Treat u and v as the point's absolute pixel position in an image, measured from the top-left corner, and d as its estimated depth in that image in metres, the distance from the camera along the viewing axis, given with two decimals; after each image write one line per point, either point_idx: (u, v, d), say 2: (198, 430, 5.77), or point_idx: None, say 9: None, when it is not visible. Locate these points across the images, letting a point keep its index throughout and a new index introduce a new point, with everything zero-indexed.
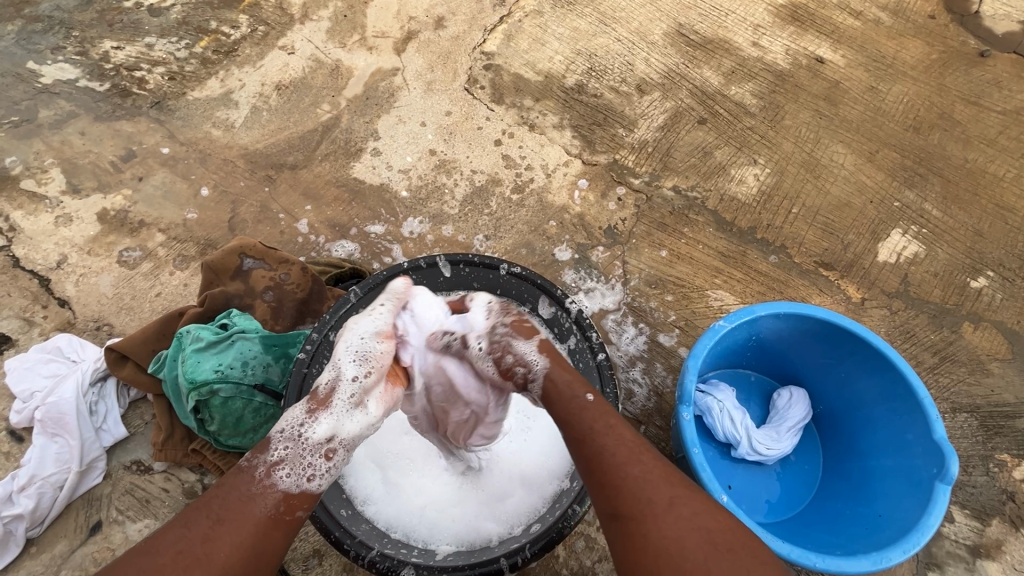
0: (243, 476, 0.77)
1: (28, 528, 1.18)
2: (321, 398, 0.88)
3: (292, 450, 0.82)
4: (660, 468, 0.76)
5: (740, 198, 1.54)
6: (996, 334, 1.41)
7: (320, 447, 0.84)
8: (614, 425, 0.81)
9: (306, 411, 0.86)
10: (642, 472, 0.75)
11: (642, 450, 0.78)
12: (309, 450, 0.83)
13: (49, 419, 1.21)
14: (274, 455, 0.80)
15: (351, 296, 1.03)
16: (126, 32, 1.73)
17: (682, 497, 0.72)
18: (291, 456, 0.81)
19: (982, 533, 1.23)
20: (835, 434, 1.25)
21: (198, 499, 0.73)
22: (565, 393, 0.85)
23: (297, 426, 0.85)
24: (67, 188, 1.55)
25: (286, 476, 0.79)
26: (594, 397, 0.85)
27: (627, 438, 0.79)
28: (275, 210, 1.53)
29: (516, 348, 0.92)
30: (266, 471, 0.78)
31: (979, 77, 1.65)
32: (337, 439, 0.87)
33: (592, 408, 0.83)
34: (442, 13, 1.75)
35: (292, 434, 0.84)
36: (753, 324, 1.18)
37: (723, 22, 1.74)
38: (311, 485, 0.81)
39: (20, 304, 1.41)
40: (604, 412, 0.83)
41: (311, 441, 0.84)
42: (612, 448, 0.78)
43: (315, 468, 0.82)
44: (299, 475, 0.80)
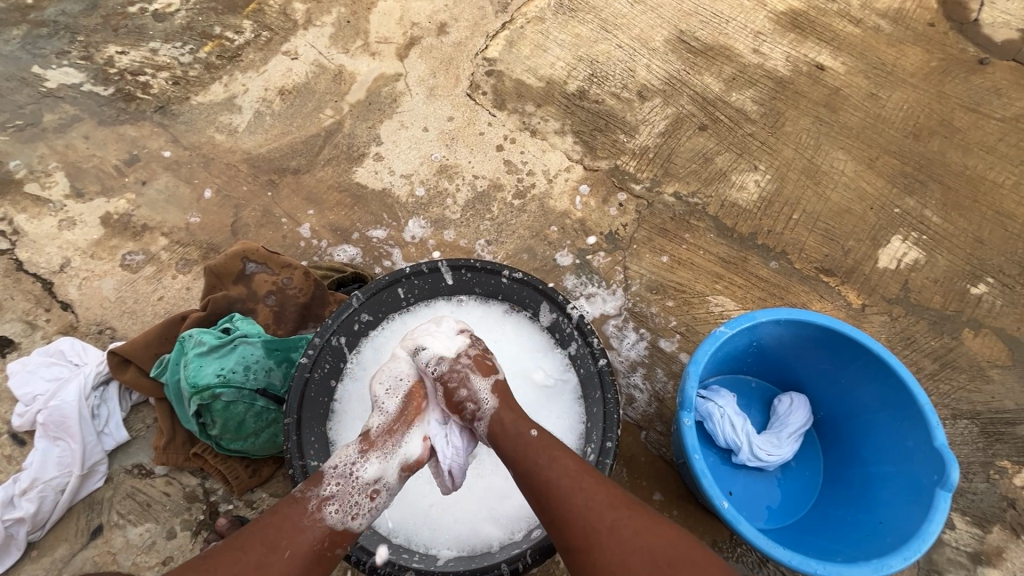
0: (297, 507, 0.84)
1: (30, 532, 1.18)
2: (373, 439, 0.94)
3: (342, 486, 0.88)
4: (602, 492, 0.80)
5: (740, 204, 1.54)
6: (997, 340, 1.41)
7: (367, 487, 0.90)
8: (556, 457, 0.84)
9: (358, 450, 0.92)
10: (585, 502, 0.79)
11: (584, 476, 0.82)
12: (357, 488, 0.89)
13: (51, 422, 1.21)
14: (326, 489, 0.86)
15: (354, 301, 1.03)
16: (130, 37, 1.74)
17: (624, 519, 0.77)
18: (340, 493, 0.87)
19: (983, 540, 1.23)
20: (837, 441, 1.25)
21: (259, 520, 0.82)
22: (511, 431, 0.90)
23: (350, 463, 0.90)
24: (71, 192, 1.56)
25: (334, 511, 0.85)
26: (537, 432, 0.88)
27: (571, 466, 0.83)
28: (278, 214, 1.54)
29: (472, 383, 0.97)
30: (317, 505, 0.85)
31: (979, 84, 1.66)
32: (385, 480, 0.92)
33: (534, 443, 0.87)
34: (444, 19, 1.76)
35: (345, 470, 0.89)
36: (754, 330, 1.18)
37: (723, 29, 1.75)
38: (354, 524, 0.86)
39: (23, 308, 1.42)
40: (548, 445, 0.86)
41: (360, 479, 0.90)
42: (554, 482, 0.81)
43: (361, 506, 0.88)
44: (345, 512, 0.86)
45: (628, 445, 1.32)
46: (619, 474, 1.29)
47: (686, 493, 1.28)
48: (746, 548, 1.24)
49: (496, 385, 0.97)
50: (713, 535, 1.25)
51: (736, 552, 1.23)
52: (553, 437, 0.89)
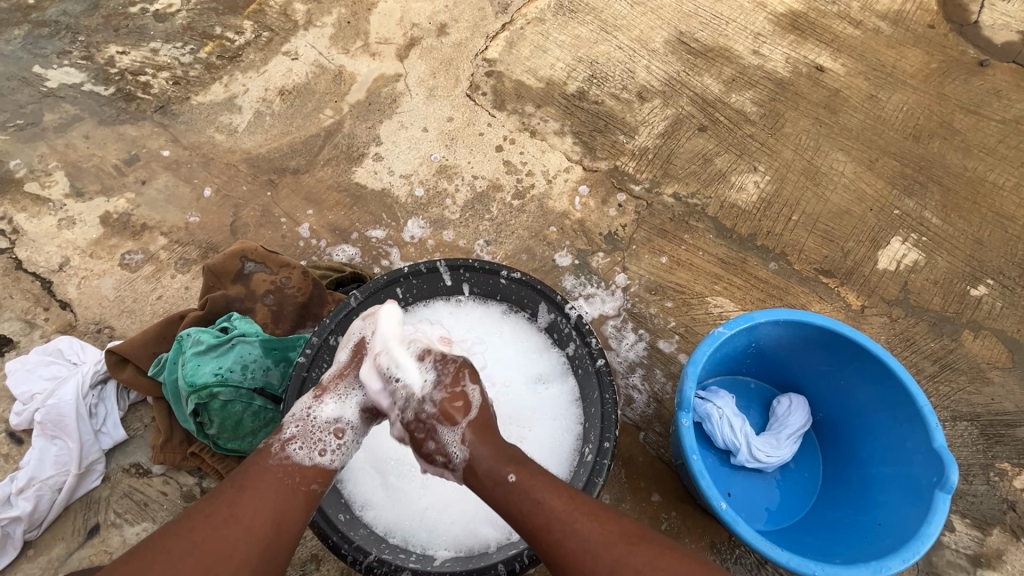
0: (260, 453, 0.87)
1: (26, 531, 1.18)
2: (325, 382, 0.97)
3: (302, 428, 0.90)
4: (597, 530, 0.78)
5: (740, 205, 1.54)
6: (997, 342, 1.41)
7: (330, 426, 0.93)
8: (541, 500, 0.80)
9: (313, 396, 0.95)
10: (581, 544, 0.76)
11: (575, 516, 0.79)
12: (320, 427, 0.92)
13: (48, 421, 1.21)
14: (287, 432, 0.89)
15: (352, 300, 1.03)
16: (131, 37, 1.74)
17: (625, 557, 0.75)
18: (301, 433, 0.90)
19: (982, 543, 1.23)
20: (836, 443, 1.25)
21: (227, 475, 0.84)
22: (489, 478, 0.85)
23: (306, 408, 0.93)
24: (70, 191, 1.56)
25: (298, 449, 0.88)
26: (516, 476, 0.83)
27: (559, 507, 0.80)
28: (277, 214, 1.54)
29: (439, 435, 0.90)
30: (281, 446, 0.88)
31: (979, 86, 1.66)
32: (345, 419, 0.95)
33: (517, 488, 0.82)
34: (445, 20, 1.76)
35: (302, 416, 0.92)
36: (752, 330, 1.18)
37: (723, 31, 1.75)
38: (325, 459, 0.90)
39: (22, 307, 1.42)
40: (532, 485, 0.82)
41: (320, 419, 0.92)
42: (546, 526, 0.79)
43: (327, 442, 0.91)
44: (310, 449, 0.89)
45: (626, 446, 1.32)
46: (617, 474, 1.29)
47: (685, 494, 1.27)
48: (744, 550, 1.24)
49: (467, 431, 0.89)
50: (711, 537, 1.24)
51: (734, 554, 1.23)
52: (534, 473, 0.84)
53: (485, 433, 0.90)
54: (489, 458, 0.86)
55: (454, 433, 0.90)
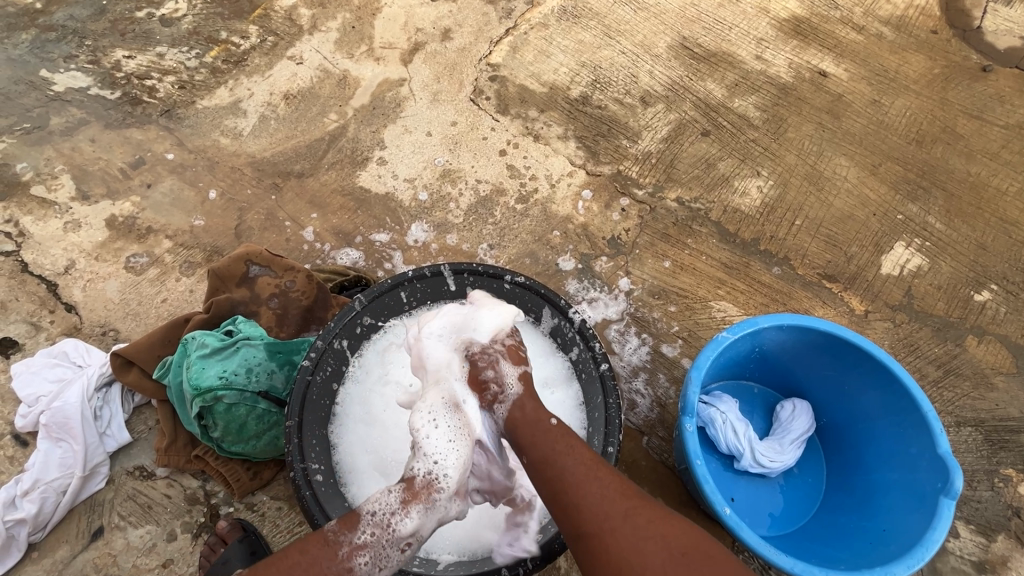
0: (328, 550, 0.82)
1: (31, 533, 1.18)
2: (414, 489, 0.90)
3: (376, 537, 0.85)
4: (617, 483, 0.82)
5: (743, 210, 1.54)
6: (1000, 348, 1.41)
7: (402, 539, 0.87)
8: (575, 444, 0.86)
9: (399, 500, 0.88)
10: (599, 490, 0.80)
11: (601, 466, 0.84)
12: (391, 542, 0.86)
13: (54, 423, 1.21)
14: (359, 537, 0.84)
15: (356, 304, 1.04)
16: (138, 41, 1.75)
17: (638, 510, 0.78)
18: (373, 542, 0.84)
19: (987, 549, 1.22)
20: (839, 448, 1.25)
21: (289, 554, 0.80)
22: (531, 420, 0.91)
23: (388, 513, 0.87)
24: (76, 194, 1.57)
25: (365, 563, 0.83)
26: (558, 420, 0.90)
27: (587, 455, 0.85)
28: (281, 218, 1.55)
29: (501, 366, 0.99)
30: (349, 553, 0.83)
31: (982, 91, 1.66)
32: (420, 530, 0.89)
33: (555, 429, 0.88)
34: (449, 25, 1.77)
35: (382, 520, 0.86)
36: (756, 335, 1.18)
37: (726, 36, 1.75)
38: (381, 574, 0.85)
39: (27, 309, 1.42)
40: (566, 433, 0.88)
41: (396, 532, 0.86)
42: (572, 467, 0.83)
43: (390, 558, 0.86)
44: (375, 563, 0.84)
45: (629, 450, 1.32)
46: None
47: (688, 499, 1.27)
48: (748, 555, 1.23)
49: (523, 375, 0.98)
50: None
51: (738, 559, 1.23)
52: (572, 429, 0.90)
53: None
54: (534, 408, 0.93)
55: (515, 368, 0.99)
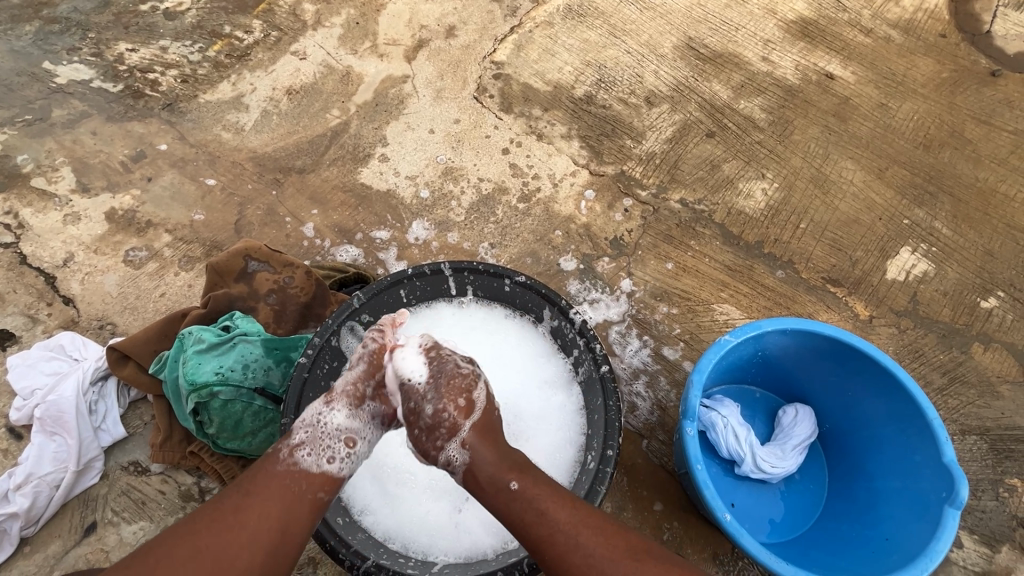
0: (270, 459, 0.83)
1: (23, 527, 1.17)
2: (336, 388, 0.92)
3: (312, 433, 0.86)
4: (601, 546, 0.77)
5: (747, 212, 1.53)
6: (1007, 356, 1.39)
7: (340, 434, 0.88)
8: (546, 512, 0.79)
9: (324, 402, 0.90)
10: (584, 561, 0.76)
11: (579, 529, 0.78)
12: (329, 433, 0.87)
13: (48, 416, 1.21)
14: (295, 438, 0.85)
15: (354, 301, 1.02)
16: (141, 34, 1.75)
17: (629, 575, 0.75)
18: (310, 439, 0.85)
19: (991, 560, 1.21)
20: (841, 454, 1.23)
21: (232, 481, 0.81)
22: (489, 485, 0.83)
23: (318, 413, 0.89)
24: (76, 187, 1.56)
25: (307, 455, 0.84)
26: (518, 483, 0.82)
27: (562, 520, 0.78)
28: (282, 213, 1.54)
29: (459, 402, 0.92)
30: (288, 452, 0.83)
31: (990, 97, 1.65)
32: (355, 428, 0.90)
33: (520, 497, 0.81)
34: (453, 22, 1.76)
35: (313, 422, 0.87)
36: (760, 339, 1.17)
37: (733, 37, 1.74)
38: (332, 467, 0.85)
39: (25, 302, 1.41)
40: (537, 495, 0.81)
41: (332, 426, 0.88)
42: (549, 538, 0.77)
43: (336, 450, 0.86)
44: (319, 455, 0.84)
45: (629, 453, 1.30)
46: (620, 482, 1.27)
47: (688, 504, 1.26)
48: (748, 562, 1.22)
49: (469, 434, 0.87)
50: (714, 548, 1.23)
51: (737, 566, 1.21)
52: (537, 483, 0.82)
53: (489, 437, 0.88)
54: (491, 465, 0.84)
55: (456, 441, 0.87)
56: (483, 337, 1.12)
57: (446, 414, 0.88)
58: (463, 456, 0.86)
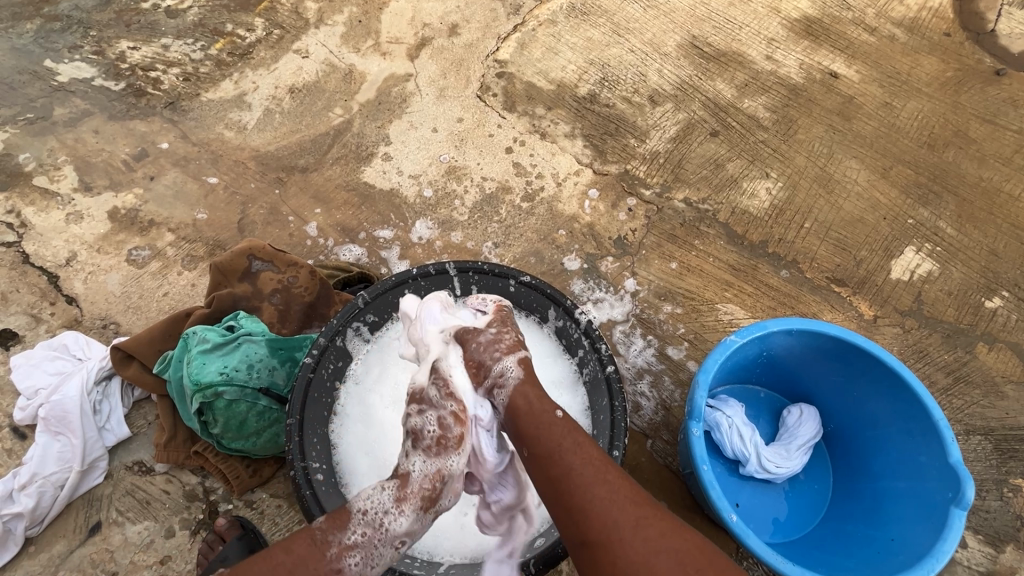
0: (316, 553, 0.78)
1: (28, 527, 1.17)
2: (410, 486, 0.87)
3: (368, 537, 0.82)
4: (626, 488, 0.77)
5: (751, 211, 1.53)
6: (1012, 356, 1.38)
7: (395, 539, 0.85)
8: (581, 442, 0.82)
9: (394, 498, 0.85)
10: (606, 495, 0.75)
11: (607, 468, 0.79)
12: (385, 541, 0.83)
13: (52, 416, 1.21)
14: (350, 538, 0.81)
15: (360, 301, 1.03)
16: (142, 33, 1.74)
17: (647, 519, 0.74)
18: (364, 543, 0.82)
19: (995, 560, 1.21)
20: (846, 455, 1.23)
21: (270, 561, 0.75)
22: (531, 412, 0.87)
23: (382, 511, 0.84)
24: (79, 185, 1.55)
25: (355, 564, 0.80)
26: (563, 414, 0.86)
27: (594, 454, 0.80)
28: (285, 212, 1.53)
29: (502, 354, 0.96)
30: (338, 553, 0.79)
31: (995, 96, 1.64)
32: (412, 530, 0.87)
33: (559, 424, 0.84)
34: (456, 20, 1.75)
35: (374, 519, 0.83)
36: (765, 340, 1.17)
37: (737, 35, 1.74)
38: (370, 575, 0.82)
39: (28, 301, 1.41)
40: (572, 430, 0.84)
41: (390, 532, 0.84)
42: (578, 468, 0.78)
43: (383, 557, 0.83)
44: (366, 566, 0.81)
45: (634, 453, 1.30)
46: None
47: (693, 504, 1.26)
48: (753, 562, 1.22)
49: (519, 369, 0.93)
50: (719, 548, 1.22)
51: (742, 565, 1.21)
52: (577, 424, 0.86)
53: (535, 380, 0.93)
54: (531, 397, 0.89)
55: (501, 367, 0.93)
56: None
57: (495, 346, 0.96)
58: (516, 369, 0.92)
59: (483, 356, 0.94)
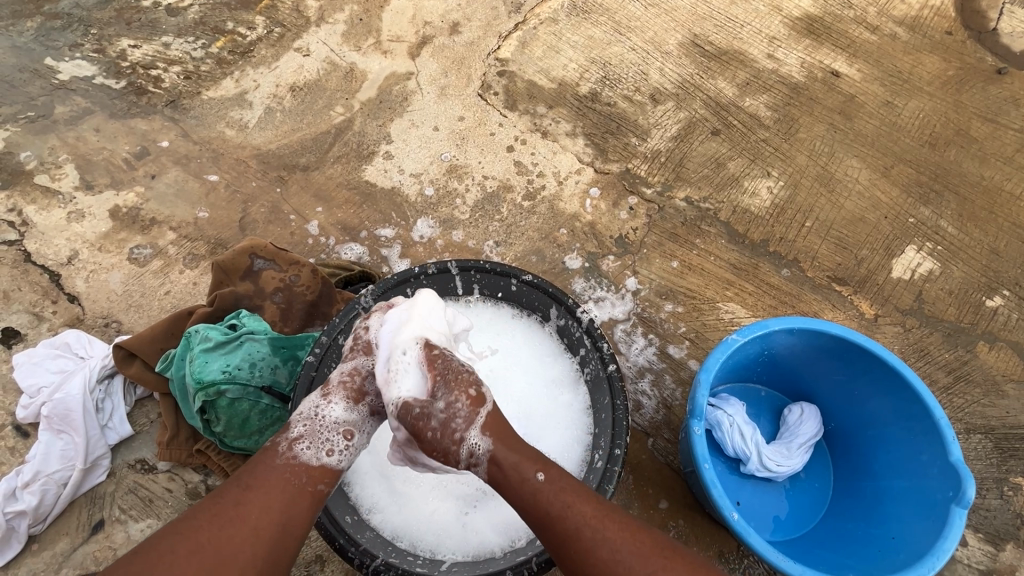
0: (268, 452, 0.82)
1: (31, 525, 1.17)
2: (332, 382, 0.91)
3: (310, 426, 0.85)
4: (628, 542, 0.75)
5: (752, 210, 1.53)
6: (1012, 354, 1.39)
7: (338, 426, 0.87)
8: (572, 504, 0.77)
9: (321, 395, 0.90)
10: (611, 555, 0.74)
11: (605, 525, 0.76)
12: (327, 427, 0.86)
13: (55, 415, 1.21)
14: (294, 431, 0.84)
15: (362, 299, 1.02)
16: (143, 31, 1.74)
17: (659, 572, 0.72)
18: (309, 433, 0.85)
19: (995, 559, 1.21)
20: (847, 453, 1.24)
21: (232, 473, 0.79)
22: (512, 476, 0.80)
23: (315, 407, 0.88)
24: (80, 184, 1.55)
25: (306, 448, 0.83)
26: (544, 475, 0.80)
27: (589, 513, 0.77)
28: (286, 211, 1.53)
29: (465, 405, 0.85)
30: (288, 446, 0.83)
31: (996, 94, 1.64)
32: (354, 421, 0.90)
33: (544, 491, 0.79)
34: (457, 18, 1.75)
35: (311, 415, 0.87)
36: (767, 339, 1.17)
37: (738, 34, 1.73)
38: (332, 459, 0.84)
39: (30, 299, 1.41)
40: (561, 489, 0.79)
41: (329, 420, 0.87)
42: (576, 533, 0.76)
43: (335, 443, 0.85)
44: (318, 448, 0.84)
45: (635, 451, 1.30)
46: (625, 480, 1.28)
47: (693, 503, 1.26)
48: (753, 560, 1.22)
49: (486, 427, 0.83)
50: (720, 546, 1.23)
51: (742, 564, 1.21)
52: (563, 476, 0.81)
53: (505, 435, 0.84)
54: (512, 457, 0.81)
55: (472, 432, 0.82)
56: (491, 335, 1.12)
57: (457, 406, 0.84)
58: (483, 444, 0.81)
59: (441, 441, 0.83)
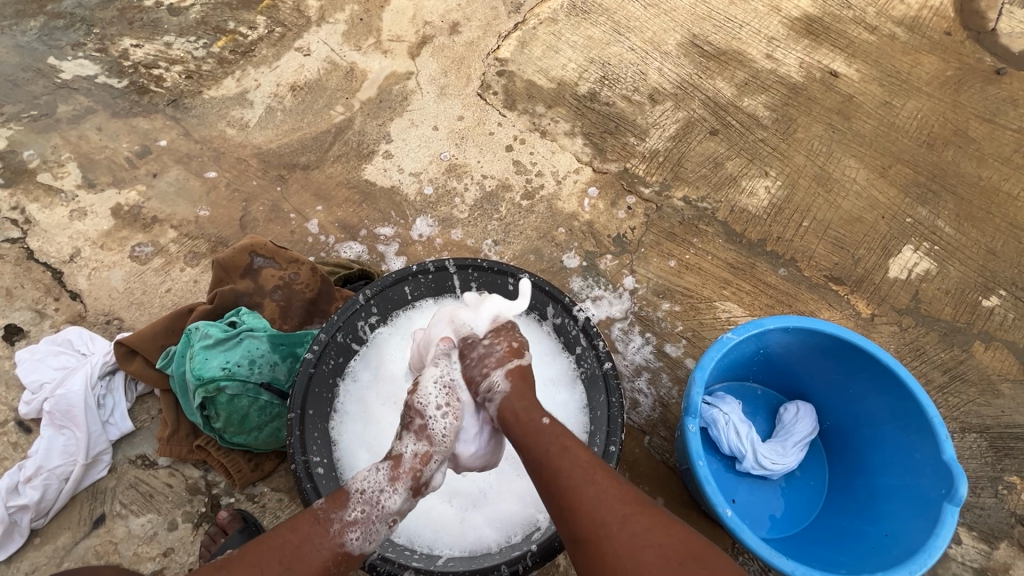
0: (317, 528, 0.79)
1: (33, 519, 1.18)
2: (403, 464, 0.88)
3: (366, 514, 0.83)
4: (614, 486, 0.77)
5: (749, 210, 1.54)
6: (1008, 354, 1.39)
7: (389, 516, 0.85)
8: (570, 446, 0.82)
9: (388, 476, 0.87)
10: (595, 493, 0.76)
11: (596, 469, 0.79)
12: (380, 516, 0.84)
13: (57, 410, 1.22)
14: (349, 514, 0.82)
15: (361, 297, 1.03)
16: (145, 30, 1.75)
17: (637, 515, 0.74)
18: (363, 519, 0.83)
19: (989, 557, 1.22)
20: (842, 451, 1.24)
21: (276, 538, 0.76)
22: (518, 418, 0.87)
23: (377, 491, 0.85)
24: (83, 182, 1.57)
25: (355, 539, 0.81)
26: (549, 419, 0.86)
27: (583, 458, 0.80)
28: (286, 209, 1.54)
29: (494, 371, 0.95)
30: (338, 530, 0.80)
31: (995, 95, 1.64)
32: (406, 510, 0.88)
33: (547, 430, 0.84)
34: (457, 19, 1.76)
35: (371, 497, 0.85)
36: (762, 337, 1.17)
37: (737, 34, 1.74)
38: (369, 550, 0.83)
39: (32, 296, 1.42)
40: (560, 434, 0.84)
41: (385, 509, 0.85)
42: (566, 470, 0.79)
43: (380, 532, 0.84)
44: (365, 539, 0.82)
45: (631, 449, 1.31)
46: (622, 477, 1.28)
47: (689, 500, 1.27)
48: (748, 557, 1.23)
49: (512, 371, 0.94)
50: (714, 543, 1.24)
51: (737, 561, 1.22)
52: (566, 427, 0.86)
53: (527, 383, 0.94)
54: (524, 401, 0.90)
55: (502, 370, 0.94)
56: None
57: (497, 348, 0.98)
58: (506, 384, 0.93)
59: (475, 372, 0.96)
